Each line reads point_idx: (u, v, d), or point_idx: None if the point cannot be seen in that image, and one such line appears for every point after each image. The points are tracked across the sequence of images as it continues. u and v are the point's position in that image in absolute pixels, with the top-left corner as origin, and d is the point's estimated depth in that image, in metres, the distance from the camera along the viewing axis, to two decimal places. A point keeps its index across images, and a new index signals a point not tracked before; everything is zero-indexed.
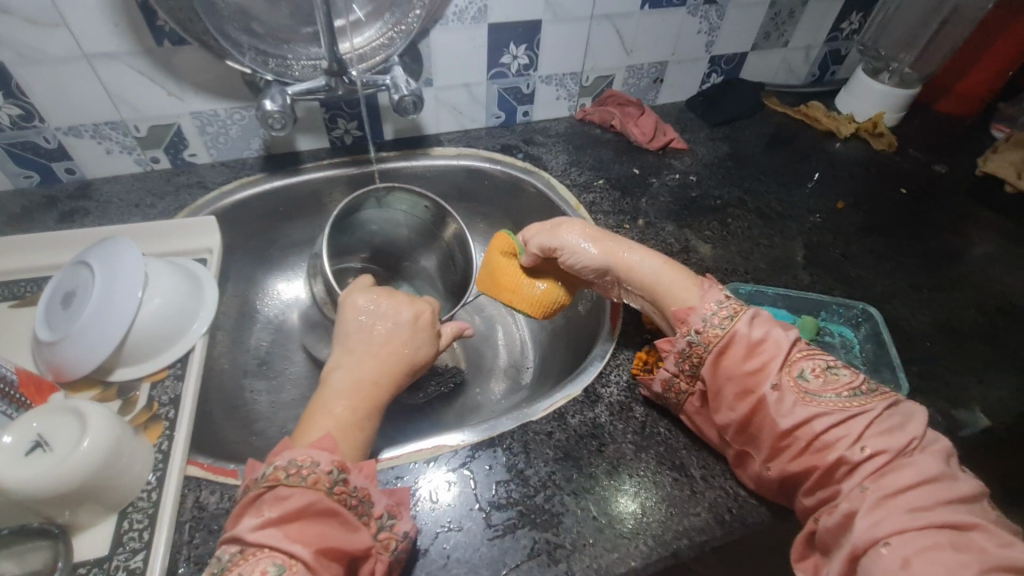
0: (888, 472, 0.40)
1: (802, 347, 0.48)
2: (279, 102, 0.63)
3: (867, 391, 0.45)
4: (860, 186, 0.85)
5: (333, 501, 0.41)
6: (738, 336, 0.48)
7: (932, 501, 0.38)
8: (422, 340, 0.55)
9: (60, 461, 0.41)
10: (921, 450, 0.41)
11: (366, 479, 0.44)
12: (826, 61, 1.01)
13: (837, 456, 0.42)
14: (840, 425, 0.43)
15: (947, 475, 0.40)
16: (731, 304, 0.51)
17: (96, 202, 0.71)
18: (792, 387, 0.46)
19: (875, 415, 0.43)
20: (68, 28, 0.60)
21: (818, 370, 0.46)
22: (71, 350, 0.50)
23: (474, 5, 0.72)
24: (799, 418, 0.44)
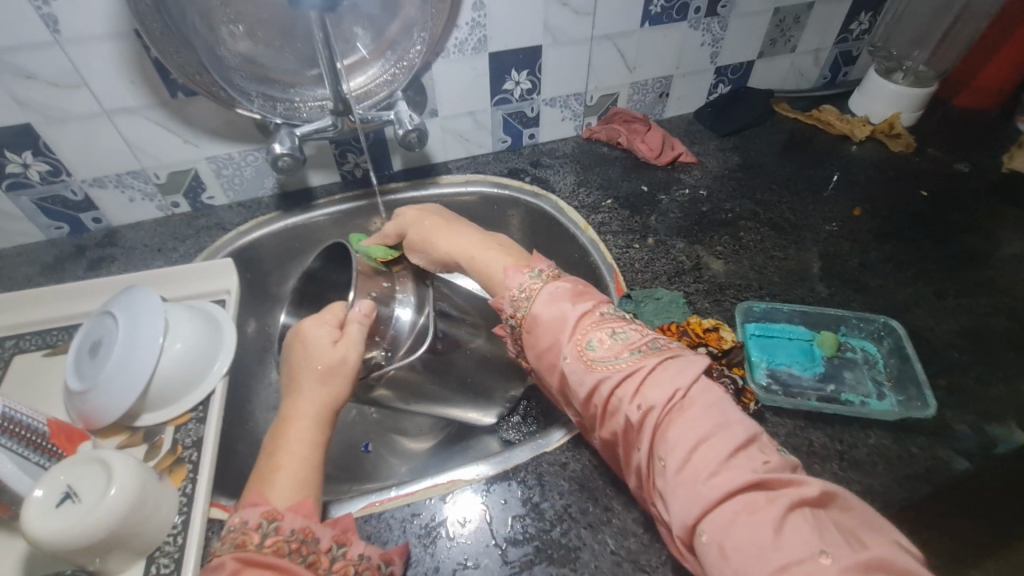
0: (676, 431, 0.40)
1: (593, 315, 0.48)
2: (288, 144, 0.65)
3: (643, 346, 0.45)
4: (878, 191, 0.83)
5: (259, 555, 0.40)
6: (535, 316, 0.49)
7: (721, 461, 0.38)
8: (324, 367, 0.55)
9: (91, 514, 0.42)
10: (695, 405, 0.41)
11: (300, 519, 0.44)
12: (837, 63, 0.99)
13: (625, 418, 0.43)
14: (626, 385, 0.43)
15: (722, 425, 0.39)
16: (531, 285, 0.51)
17: (122, 248, 0.74)
18: (577, 357, 0.46)
19: (650, 374, 0.43)
20: (89, 88, 0.63)
21: (604, 338, 0.46)
22: (99, 398, 0.52)
23: (474, 36, 0.73)
24: (589, 386, 0.44)
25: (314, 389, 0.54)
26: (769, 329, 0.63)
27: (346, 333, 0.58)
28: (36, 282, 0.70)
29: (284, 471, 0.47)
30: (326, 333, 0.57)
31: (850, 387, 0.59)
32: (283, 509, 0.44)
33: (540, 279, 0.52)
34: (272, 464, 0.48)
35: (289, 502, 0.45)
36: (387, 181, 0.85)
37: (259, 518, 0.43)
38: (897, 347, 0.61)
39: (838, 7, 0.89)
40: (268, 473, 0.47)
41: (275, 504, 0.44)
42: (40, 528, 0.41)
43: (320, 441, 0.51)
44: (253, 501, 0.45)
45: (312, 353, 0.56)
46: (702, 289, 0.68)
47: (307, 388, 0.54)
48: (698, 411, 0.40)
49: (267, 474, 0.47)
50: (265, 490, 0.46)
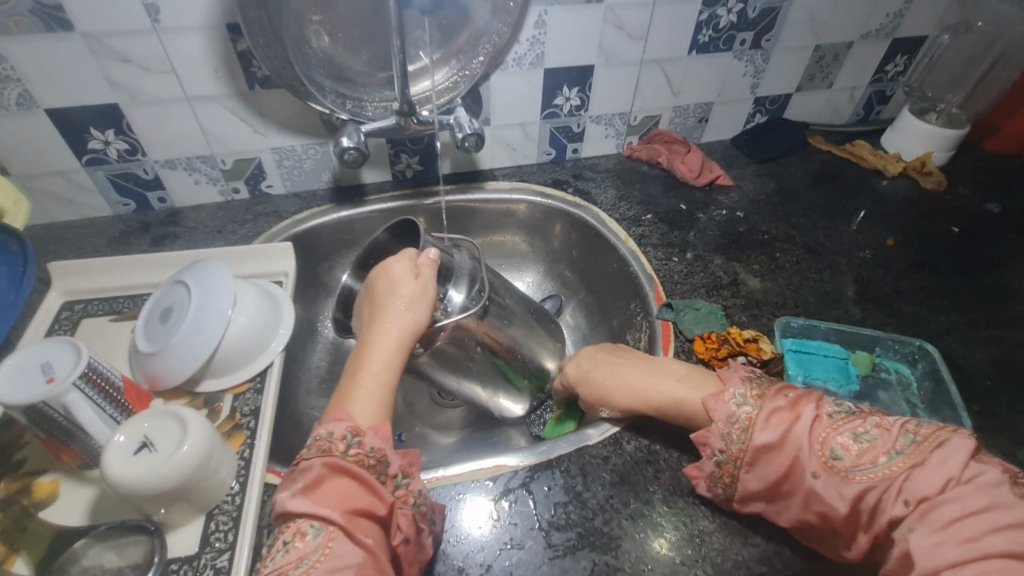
0: (937, 511, 0.38)
1: (823, 418, 0.46)
2: (356, 139, 0.69)
3: (897, 442, 0.43)
4: (910, 224, 0.86)
5: (346, 461, 0.45)
6: (755, 445, 0.45)
7: (993, 534, 0.36)
8: (405, 302, 0.57)
9: (167, 463, 0.44)
10: (963, 481, 0.39)
11: (379, 440, 0.48)
12: (870, 102, 1.03)
13: (891, 519, 0.41)
14: (871, 481, 0.42)
15: (994, 501, 0.37)
16: (743, 413, 0.47)
17: (183, 227, 0.78)
18: (827, 470, 0.43)
19: (923, 465, 0.41)
20: (176, 74, 0.67)
21: (850, 444, 0.44)
22: (167, 361, 0.55)
23: (533, 51, 0.78)
24: (849, 499, 0.42)
25: (396, 321, 0.56)
26: (805, 344, 0.65)
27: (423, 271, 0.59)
28: (102, 253, 0.74)
29: (365, 392, 0.51)
30: (407, 272, 0.59)
31: (885, 406, 0.61)
32: (365, 427, 0.48)
33: (748, 402, 0.48)
34: (354, 383, 0.52)
35: (370, 424, 0.49)
36: (436, 183, 0.88)
37: (344, 431, 0.47)
38: (930, 369, 0.63)
39: (875, 48, 0.94)
40: (350, 393, 0.51)
41: (357, 421, 0.49)
42: (120, 472, 0.43)
43: (399, 366, 0.54)
44: (337, 416, 0.49)
45: (394, 287, 0.57)
46: (739, 304, 0.71)
47: (388, 319, 0.56)
48: (964, 487, 0.39)
49: (349, 391, 0.51)
50: (346, 407, 0.50)
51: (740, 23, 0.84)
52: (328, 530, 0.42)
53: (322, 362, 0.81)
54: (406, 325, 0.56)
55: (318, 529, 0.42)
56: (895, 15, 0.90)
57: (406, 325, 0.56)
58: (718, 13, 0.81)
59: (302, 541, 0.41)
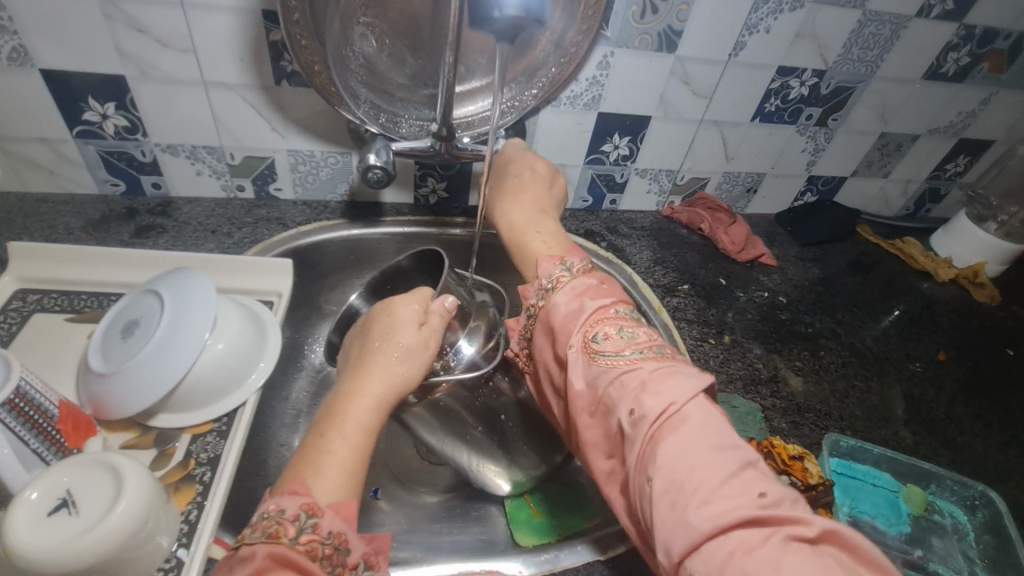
0: (662, 445, 0.36)
1: (607, 310, 0.47)
2: (384, 157, 0.62)
3: (649, 348, 0.43)
4: (961, 338, 0.79)
5: (292, 553, 0.36)
6: (562, 296, 0.49)
7: (712, 486, 0.33)
8: (400, 348, 0.50)
9: (88, 534, 0.35)
10: (687, 418, 0.37)
11: (339, 522, 0.39)
12: (924, 198, 0.97)
13: (617, 424, 0.40)
14: (619, 384, 0.41)
15: (712, 445, 0.35)
16: (561, 277, 0.52)
17: (174, 221, 0.69)
18: (582, 348, 0.45)
19: (654, 373, 0.40)
20: (196, 54, 0.60)
21: (612, 334, 0.44)
22: (119, 387, 0.46)
23: (589, 92, 0.71)
24: (588, 378, 0.43)
25: (384, 368, 0.48)
26: (851, 469, 0.58)
27: (431, 318, 0.53)
28: (77, 236, 0.65)
29: (332, 458, 0.41)
30: (410, 316, 0.52)
31: (939, 558, 0.54)
32: (323, 505, 0.39)
33: (570, 271, 0.52)
34: (320, 444, 0.43)
35: (332, 500, 0.40)
36: (459, 213, 0.81)
37: (297, 509, 0.38)
38: (994, 522, 0.55)
39: (940, 145, 0.89)
40: (313, 455, 0.42)
41: (317, 498, 0.39)
42: (25, 540, 0.34)
43: (375, 426, 0.46)
44: (292, 488, 0.39)
45: (393, 332, 0.51)
46: (780, 406, 0.63)
47: (375, 368, 0.48)
48: (686, 428, 0.36)
49: (309, 455, 0.42)
50: (305, 476, 0.40)
51: (810, 97, 0.78)
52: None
53: (303, 393, 0.71)
54: (393, 378, 0.48)
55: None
56: (968, 115, 0.85)
57: (397, 374, 0.49)
58: (790, 83, 0.76)
59: None
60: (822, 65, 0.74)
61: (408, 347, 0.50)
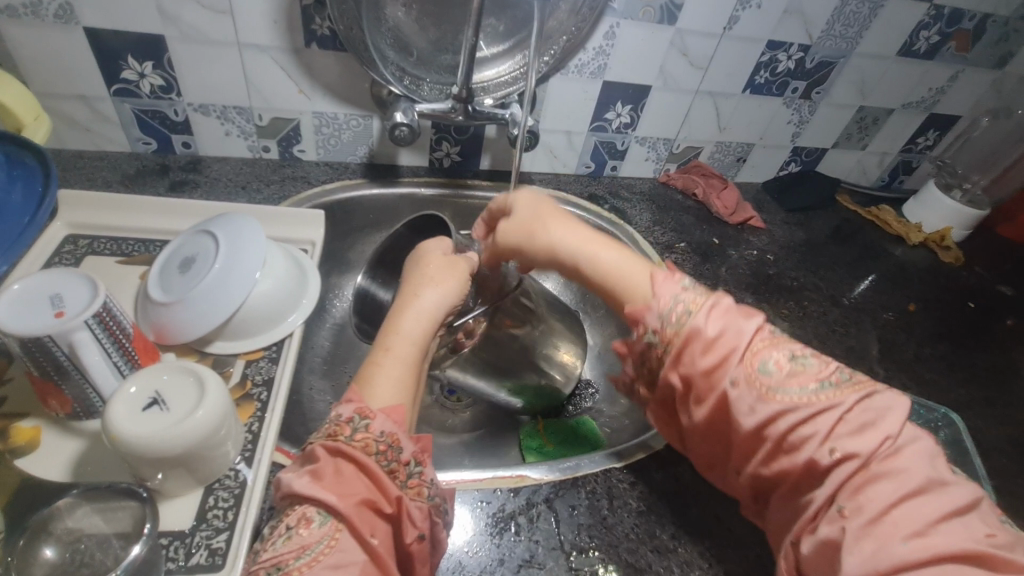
0: (873, 484, 0.34)
1: (764, 334, 0.41)
2: (410, 116, 0.66)
3: (836, 378, 0.39)
4: (929, 293, 0.87)
5: (350, 448, 0.40)
6: (695, 331, 0.41)
7: (934, 525, 0.32)
8: (435, 280, 0.53)
9: (175, 424, 0.40)
10: (902, 453, 0.35)
11: (391, 424, 0.42)
12: (897, 170, 1.05)
13: (808, 458, 0.37)
14: (811, 421, 0.37)
15: (926, 478, 0.34)
16: (688, 296, 0.44)
17: (205, 177, 0.73)
18: (750, 384, 0.39)
19: (847, 408, 0.37)
20: (233, 17, 0.64)
21: (782, 361, 0.40)
22: (181, 314, 0.50)
23: (596, 61, 0.77)
24: (763, 416, 0.38)
25: (421, 295, 0.52)
26: None
27: (457, 256, 0.57)
28: (114, 189, 0.68)
29: (382, 374, 0.46)
30: (435, 253, 0.56)
31: None
32: (375, 410, 0.43)
33: (687, 294, 0.44)
34: (373, 367, 0.47)
35: (383, 405, 0.44)
36: (471, 176, 0.86)
37: (352, 413, 0.42)
38: (954, 438, 0.61)
39: (913, 119, 0.96)
40: (371, 376, 0.46)
41: (370, 405, 0.44)
42: (124, 426, 0.38)
43: (421, 350, 0.49)
44: (348, 396, 0.44)
45: (425, 265, 0.55)
46: None
47: (416, 298, 0.52)
48: (900, 463, 0.34)
49: (367, 373, 0.46)
50: (360, 387, 0.45)
51: (796, 71, 0.85)
52: (336, 522, 0.37)
53: (327, 341, 0.76)
54: (433, 303, 0.52)
55: (325, 517, 0.37)
56: (937, 91, 0.93)
57: (433, 298, 0.52)
58: (778, 57, 0.82)
59: (305, 528, 0.37)
60: (808, 40, 0.81)
61: (442, 272, 0.54)
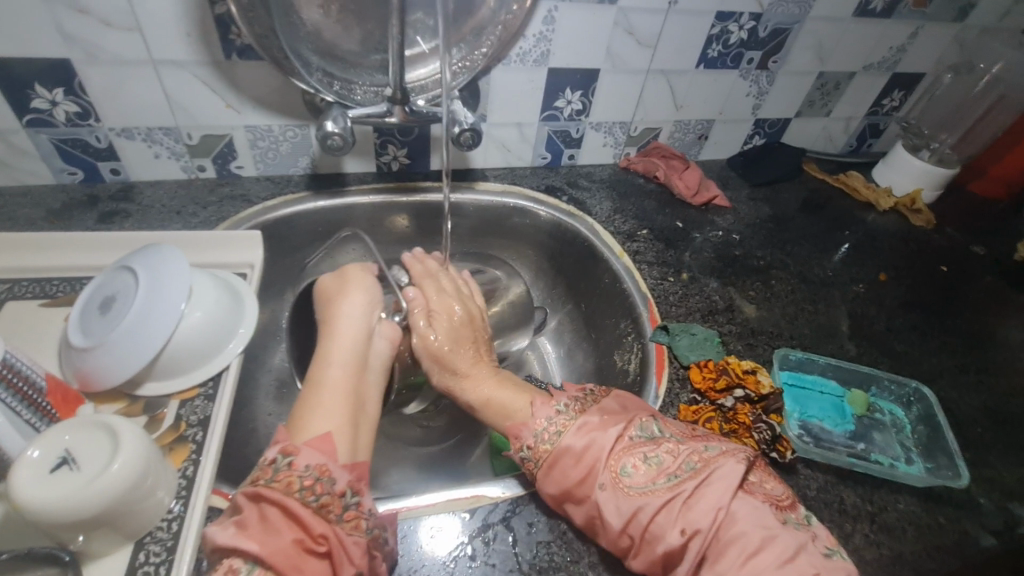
0: (722, 552, 0.41)
1: (625, 439, 0.48)
2: (341, 124, 0.62)
3: (679, 468, 0.45)
4: (899, 260, 0.85)
5: (269, 491, 0.39)
6: (564, 450, 0.48)
7: (773, 575, 0.39)
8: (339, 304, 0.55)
9: (88, 485, 0.37)
10: (737, 519, 0.42)
11: (316, 455, 0.42)
12: (864, 134, 1.03)
13: (668, 548, 0.42)
14: (663, 513, 0.43)
15: (764, 538, 0.41)
16: (560, 418, 0.50)
17: (137, 205, 0.70)
18: (613, 487, 0.46)
19: (691, 494, 0.44)
20: (142, 33, 0.60)
21: (638, 464, 0.46)
22: (103, 360, 0.48)
23: (538, 48, 0.73)
24: (625, 516, 0.44)
25: (335, 318, 0.54)
26: (801, 379, 0.63)
27: (350, 271, 0.58)
28: (39, 226, 0.65)
29: (310, 408, 0.46)
30: (331, 278, 0.58)
31: (880, 449, 0.59)
32: (298, 444, 0.42)
33: (567, 411, 0.51)
34: (305, 402, 0.47)
35: (308, 438, 0.43)
36: (421, 178, 0.83)
37: (274, 454, 0.42)
38: (927, 414, 0.61)
39: (876, 80, 0.93)
40: (303, 410, 0.46)
41: (299, 441, 0.43)
42: (30, 494, 0.36)
43: (352, 371, 0.50)
44: (276, 438, 0.44)
45: (323, 291, 0.57)
46: (735, 331, 0.68)
47: (336, 326, 0.53)
48: (738, 529, 0.42)
49: (300, 410, 0.46)
50: (292, 428, 0.45)
51: (749, 41, 0.81)
52: (262, 570, 0.36)
53: (284, 363, 0.74)
54: (349, 320, 0.53)
55: (251, 566, 0.36)
56: (898, 50, 0.90)
57: (348, 313, 0.54)
58: (729, 28, 0.79)
59: None
60: (759, 8, 0.78)
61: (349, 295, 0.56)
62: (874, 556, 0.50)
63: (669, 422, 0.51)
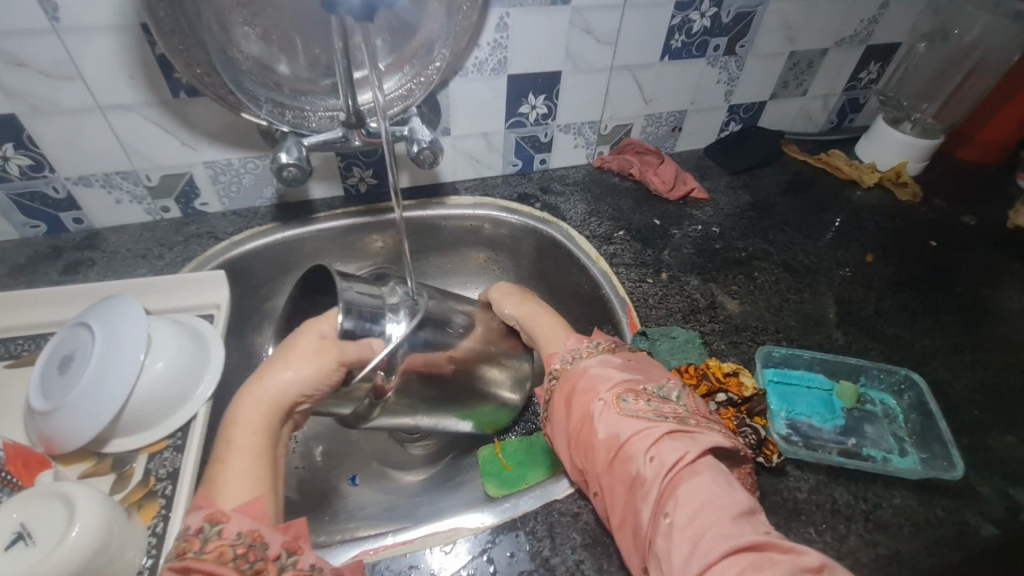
0: (682, 490, 0.40)
1: (635, 379, 0.50)
2: (295, 154, 0.61)
3: (674, 416, 0.46)
4: (887, 238, 0.83)
5: (199, 563, 0.38)
6: (581, 370, 0.51)
7: (726, 526, 0.37)
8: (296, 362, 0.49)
9: (42, 559, 0.36)
10: (706, 468, 0.41)
11: (247, 521, 0.41)
12: (844, 110, 1.00)
13: (636, 468, 0.43)
14: (645, 439, 0.44)
15: (727, 490, 0.40)
16: (586, 349, 0.54)
17: (102, 252, 0.69)
18: (610, 403, 0.47)
19: (673, 433, 0.44)
20: (84, 80, 0.59)
21: (639, 396, 0.48)
22: (64, 421, 0.47)
23: (495, 56, 0.72)
24: (611, 430, 0.45)
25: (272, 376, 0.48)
26: (787, 375, 0.61)
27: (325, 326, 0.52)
28: (3, 283, 0.64)
29: (233, 475, 0.43)
30: (314, 335, 0.51)
31: (872, 442, 0.57)
32: (228, 511, 0.41)
33: (597, 346, 0.54)
34: (223, 465, 0.44)
35: (236, 504, 0.42)
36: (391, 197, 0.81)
37: (200, 523, 0.40)
38: (919, 401, 0.59)
39: (850, 54, 0.91)
40: (220, 472, 0.43)
41: (224, 506, 0.42)
42: None
43: (271, 436, 0.46)
44: (199, 504, 0.42)
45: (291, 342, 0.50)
46: (718, 329, 0.66)
47: (273, 385, 0.48)
48: (703, 476, 0.41)
49: (219, 473, 0.44)
50: (214, 491, 0.42)
51: (713, 28, 0.79)
52: None
53: None
54: (285, 383, 0.48)
55: None
56: (870, 22, 0.87)
57: (285, 379, 0.48)
58: (691, 16, 0.77)
59: None
60: None
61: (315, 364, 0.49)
62: (870, 557, 0.49)
63: (693, 398, 0.50)
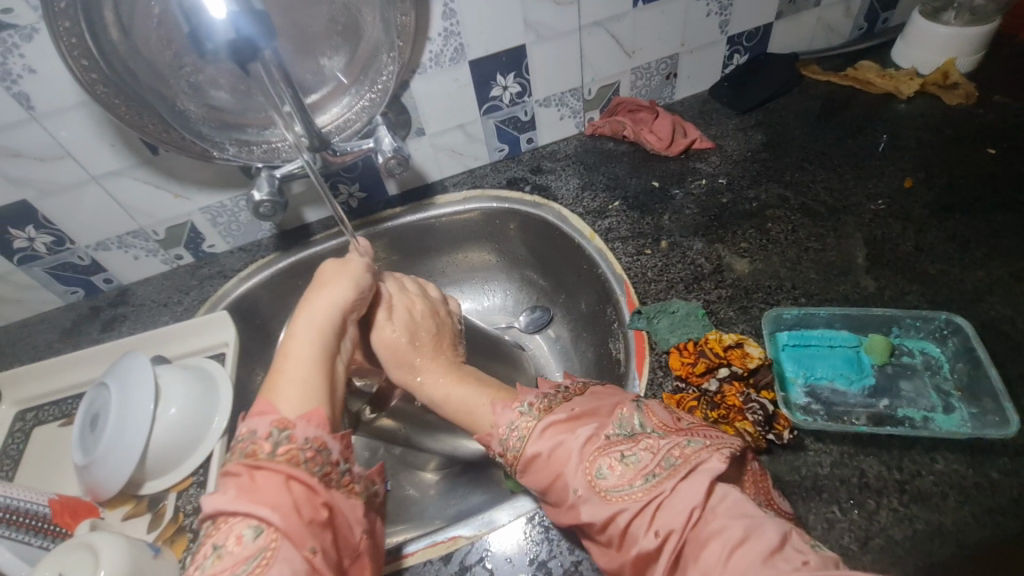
0: (703, 549, 0.37)
1: (597, 440, 0.45)
2: (266, 189, 0.62)
3: (659, 466, 0.42)
4: (932, 155, 0.72)
5: (271, 462, 0.41)
6: (532, 456, 0.46)
7: (760, 573, 0.35)
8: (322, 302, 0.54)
9: None
10: (715, 516, 0.38)
11: (313, 428, 0.44)
12: (874, 9, 0.86)
13: (644, 548, 0.39)
14: (641, 511, 0.40)
15: (744, 530, 0.37)
16: (522, 422, 0.48)
17: (132, 306, 0.76)
18: (589, 488, 0.43)
19: (666, 494, 0.40)
20: (73, 157, 0.63)
21: (614, 462, 0.43)
22: (97, 472, 0.52)
23: (450, 46, 0.68)
24: (602, 515, 0.41)
25: (319, 296, 0.54)
26: (805, 337, 0.55)
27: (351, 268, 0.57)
28: (56, 348, 0.73)
29: (287, 381, 0.47)
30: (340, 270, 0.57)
31: (908, 401, 0.51)
32: (293, 418, 0.44)
33: (530, 413, 0.49)
34: (277, 374, 0.49)
35: (299, 412, 0.45)
36: (383, 206, 0.82)
37: (269, 428, 0.44)
38: (965, 346, 0.52)
39: None
40: (276, 382, 0.48)
41: (286, 413, 0.45)
42: None
43: (317, 356, 0.50)
44: (259, 411, 0.45)
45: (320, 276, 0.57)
46: (725, 295, 0.61)
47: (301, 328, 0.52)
48: (716, 526, 0.38)
49: (272, 384, 0.48)
50: (270, 399, 0.46)
51: None
52: (270, 532, 0.38)
53: None
54: (330, 306, 0.54)
55: (257, 530, 0.38)
56: None
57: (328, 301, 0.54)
58: None
59: (239, 544, 0.37)
60: None
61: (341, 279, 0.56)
62: (906, 534, 0.43)
63: (653, 409, 0.47)
